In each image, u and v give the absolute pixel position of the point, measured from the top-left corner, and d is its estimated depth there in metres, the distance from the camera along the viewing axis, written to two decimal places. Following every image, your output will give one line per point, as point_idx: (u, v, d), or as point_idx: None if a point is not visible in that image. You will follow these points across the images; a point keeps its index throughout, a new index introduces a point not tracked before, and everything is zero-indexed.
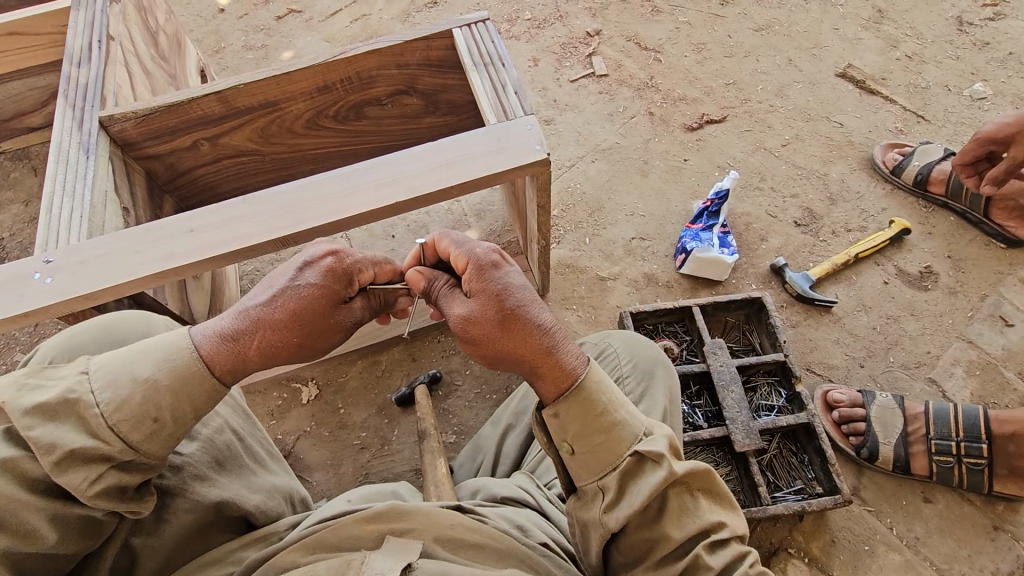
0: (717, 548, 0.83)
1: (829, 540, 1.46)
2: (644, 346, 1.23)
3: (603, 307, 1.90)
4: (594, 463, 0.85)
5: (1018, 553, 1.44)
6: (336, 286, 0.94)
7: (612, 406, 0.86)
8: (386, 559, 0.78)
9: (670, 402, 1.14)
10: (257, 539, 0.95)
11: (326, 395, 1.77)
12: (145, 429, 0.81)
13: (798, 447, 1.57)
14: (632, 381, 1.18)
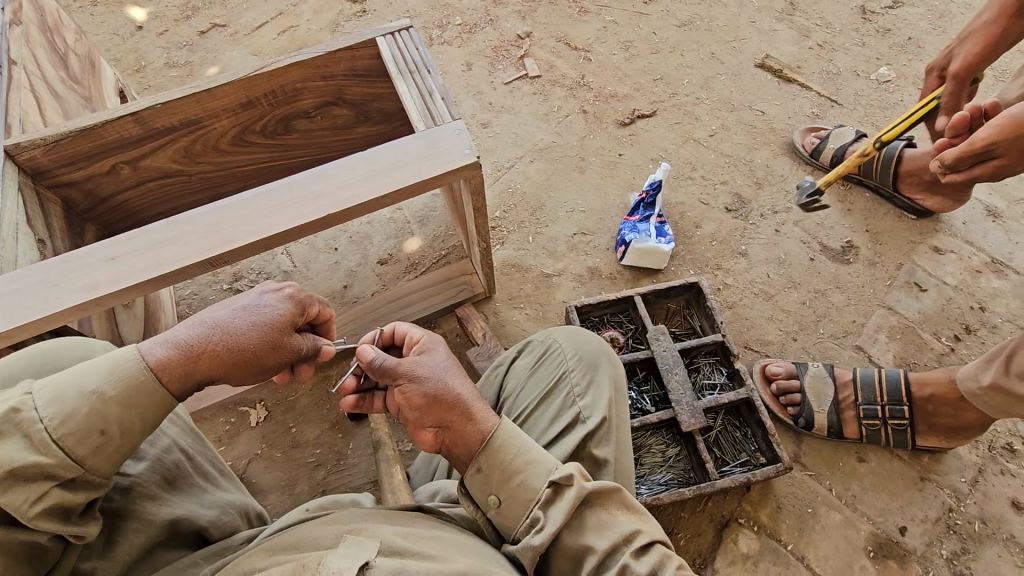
0: (642, 554, 0.87)
1: (775, 507, 1.54)
2: (587, 339, 1.26)
3: (551, 303, 1.94)
4: (517, 503, 0.89)
5: (943, 500, 1.55)
6: (297, 312, 1.00)
7: (524, 450, 0.90)
8: (343, 558, 0.76)
9: (613, 392, 1.18)
10: (211, 554, 0.92)
11: (276, 415, 1.73)
12: (91, 443, 0.78)
13: (741, 422, 1.64)
14: (578, 373, 1.20)
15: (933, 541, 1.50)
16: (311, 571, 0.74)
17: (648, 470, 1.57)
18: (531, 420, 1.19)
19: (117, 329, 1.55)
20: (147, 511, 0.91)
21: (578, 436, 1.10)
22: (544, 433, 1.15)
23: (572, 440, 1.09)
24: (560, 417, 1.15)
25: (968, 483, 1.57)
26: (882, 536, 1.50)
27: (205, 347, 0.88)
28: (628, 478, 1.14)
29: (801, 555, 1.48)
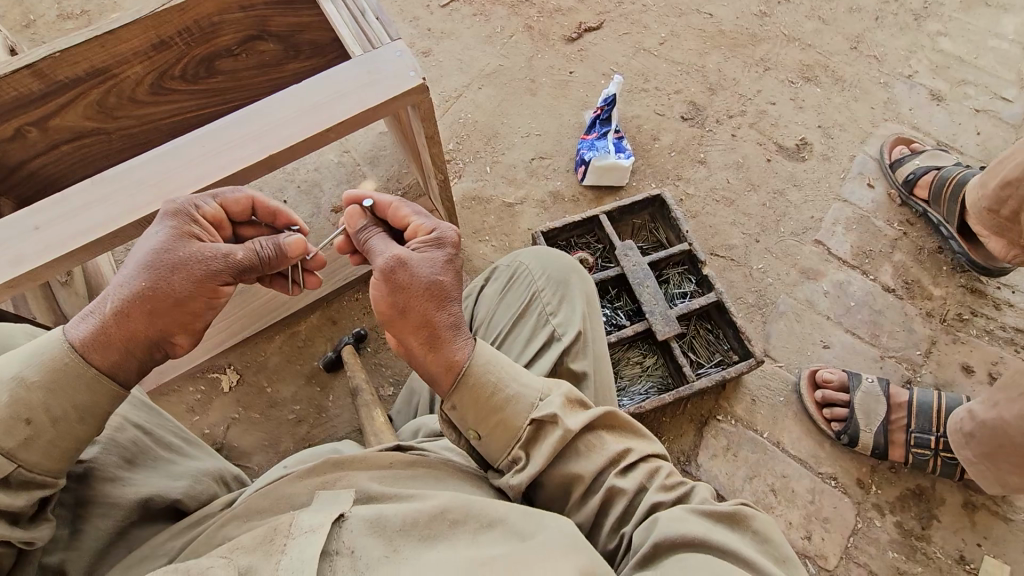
0: (631, 468, 0.88)
1: (749, 401, 1.61)
2: (555, 258, 1.25)
3: (516, 233, 1.90)
4: (500, 439, 0.86)
5: (900, 372, 1.66)
6: (179, 225, 0.89)
7: (501, 385, 0.86)
8: (315, 515, 0.73)
9: (588, 306, 1.18)
10: (184, 526, 0.86)
11: (247, 378, 1.69)
12: (19, 434, 0.74)
13: (712, 325, 1.68)
14: (548, 292, 1.19)
15: None
16: (283, 535, 0.69)
17: (627, 382, 1.61)
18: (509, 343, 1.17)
19: (58, 306, 1.46)
20: (107, 495, 0.85)
21: (555, 352, 1.09)
22: (522, 355, 1.13)
23: (550, 357, 1.08)
24: (535, 336, 1.14)
25: (922, 355, 1.68)
26: None
27: (114, 304, 0.81)
28: (608, 387, 1.14)
29: (776, 441, 1.56)
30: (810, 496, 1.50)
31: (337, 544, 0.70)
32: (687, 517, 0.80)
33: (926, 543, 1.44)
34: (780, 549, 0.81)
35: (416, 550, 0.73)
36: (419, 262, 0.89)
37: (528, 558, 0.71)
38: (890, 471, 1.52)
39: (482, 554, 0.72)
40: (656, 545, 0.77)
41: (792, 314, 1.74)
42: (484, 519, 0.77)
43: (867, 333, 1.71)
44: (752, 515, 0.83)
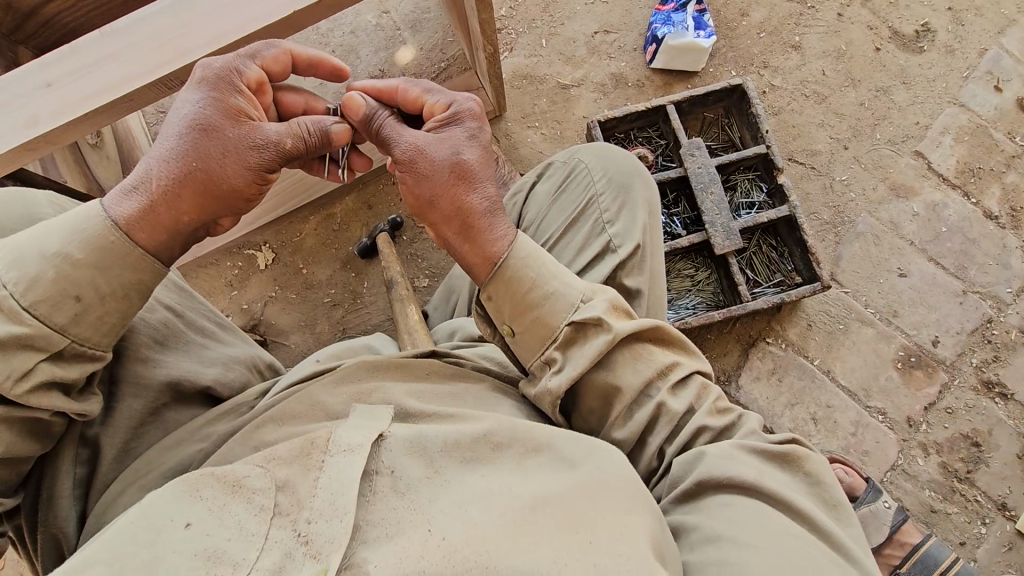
0: (677, 387, 0.81)
1: (806, 325, 1.50)
2: (617, 155, 1.09)
3: (569, 120, 1.70)
4: (536, 338, 0.78)
5: (983, 310, 1.49)
6: (224, 91, 0.77)
7: (541, 279, 0.77)
8: (355, 432, 0.70)
9: (649, 215, 1.04)
10: (224, 412, 0.84)
11: (283, 257, 1.65)
12: (68, 310, 0.69)
13: (777, 241, 1.52)
14: (607, 197, 1.05)
15: (964, 351, 1.47)
16: (320, 451, 0.67)
17: (675, 296, 1.50)
18: (555, 250, 1.05)
19: (88, 171, 1.42)
20: (139, 376, 0.82)
21: (608, 266, 0.98)
22: (570, 264, 1.02)
23: (602, 270, 0.98)
24: (588, 245, 1.02)
25: (1012, 293, 1.50)
26: (913, 347, 1.48)
27: (158, 181, 0.73)
28: (661, 308, 1.05)
29: (826, 370, 1.47)
30: (852, 429, 1.43)
31: (376, 463, 0.68)
32: (737, 457, 0.75)
33: (967, 486, 1.39)
34: (833, 492, 0.75)
35: (457, 473, 0.69)
36: (437, 144, 0.80)
37: (577, 495, 0.67)
38: (945, 412, 1.43)
39: (529, 484, 0.69)
40: (699, 483, 0.75)
41: (871, 235, 1.55)
42: (529, 445, 0.73)
43: (953, 264, 1.53)
44: (805, 455, 0.78)
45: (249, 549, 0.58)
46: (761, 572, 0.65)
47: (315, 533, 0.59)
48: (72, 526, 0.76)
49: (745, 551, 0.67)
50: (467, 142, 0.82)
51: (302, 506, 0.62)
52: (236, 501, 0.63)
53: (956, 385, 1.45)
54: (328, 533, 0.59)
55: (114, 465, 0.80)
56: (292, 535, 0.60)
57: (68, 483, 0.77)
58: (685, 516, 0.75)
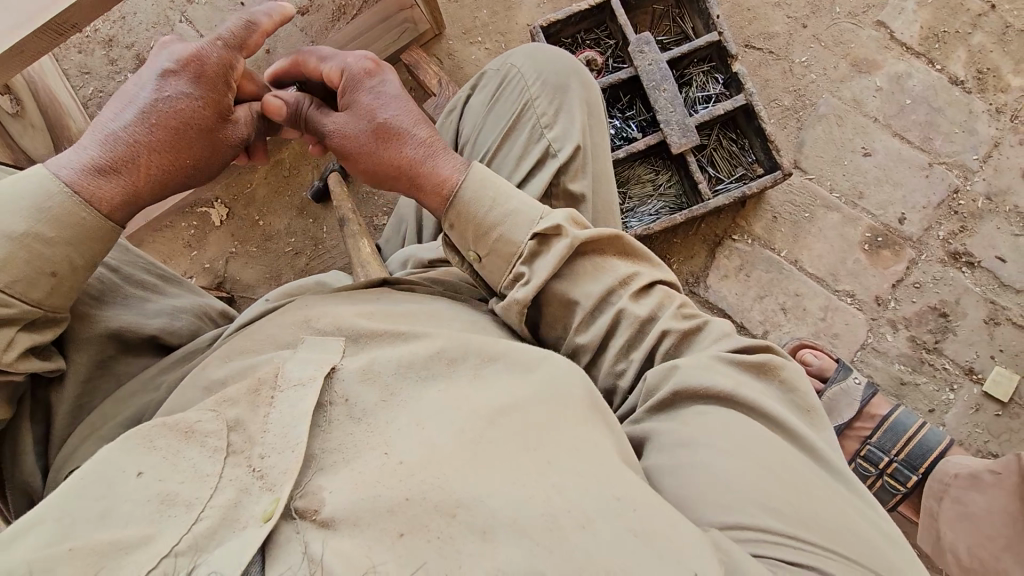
0: (642, 295, 0.79)
1: (770, 218, 1.48)
2: (548, 54, 1.02)
3: (513, 31, 1.60)
4: (499, 258, 0.77)
5: (949, 182, 1.47)
6: (218, 89, 0.77)
7: (499, 199, 0.77)
8: (304, 363, 0.67)
9: (588, 115, 1.00)
10: (177, 360, 0.83)
11: (238, 211, 1.61)
12: (44, 286, 0.68)
13: (737, 134, 1.47)
14: (543, 102, 1.00)
15: (931, 225, 1.46)
16: (270, 387, 0.64)
17: (637, 203, 1.47)
18: (495, 164, 1.00)
19: (12, 142, 1.34)
20: (78, 332, 0.80)
21: (549, 174, 0.95)
22: (511, 177, 0.97)
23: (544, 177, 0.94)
24: (527, 153, 0.98)
25: (979, 160, 1.47)
26: (879, 227, 1.46)
27: (149, 171, 0.73)
28: (610, 211, 1.02)
29: (794, 260, 1.47)
30: (822, 314, 1.45)
31: (331, 394, 0.65)
32: (715, 369, 0.72)
33: (935, 356, 1.41)
34: (806, 400, 0.73)
35: (415, 391, 0.66)
36: (352, 117, 0.82)
37: (540, 402, 0.64)
38: (913, 287, 1.44)
39: (489, 394, 0.65)
40: (676, 394, 0.72)
41: (833, 117, 1.50)
42: (486, 355, 0.69)
43: (918, 137, 1.49)
44: (782, 364, 0.75)
45: (202, 488, 0.56)
46: (738, 478, 0.64)
47: (271, 470, 0.58)
48: (39, 479, 0.78)
49: (721, 458, 0.66)
50: (397, 101, 0.82)
51: (254, 442, 0.60)
52: (189, 446, 0.59)
53: (923, 260, 1.45)
54: (281, 463, 0.58)
55: (70, 420, 0.80)
56: (246, 471, 0.58)
57: (29, 439, 0.78)
58: (659, 423, 0.73)
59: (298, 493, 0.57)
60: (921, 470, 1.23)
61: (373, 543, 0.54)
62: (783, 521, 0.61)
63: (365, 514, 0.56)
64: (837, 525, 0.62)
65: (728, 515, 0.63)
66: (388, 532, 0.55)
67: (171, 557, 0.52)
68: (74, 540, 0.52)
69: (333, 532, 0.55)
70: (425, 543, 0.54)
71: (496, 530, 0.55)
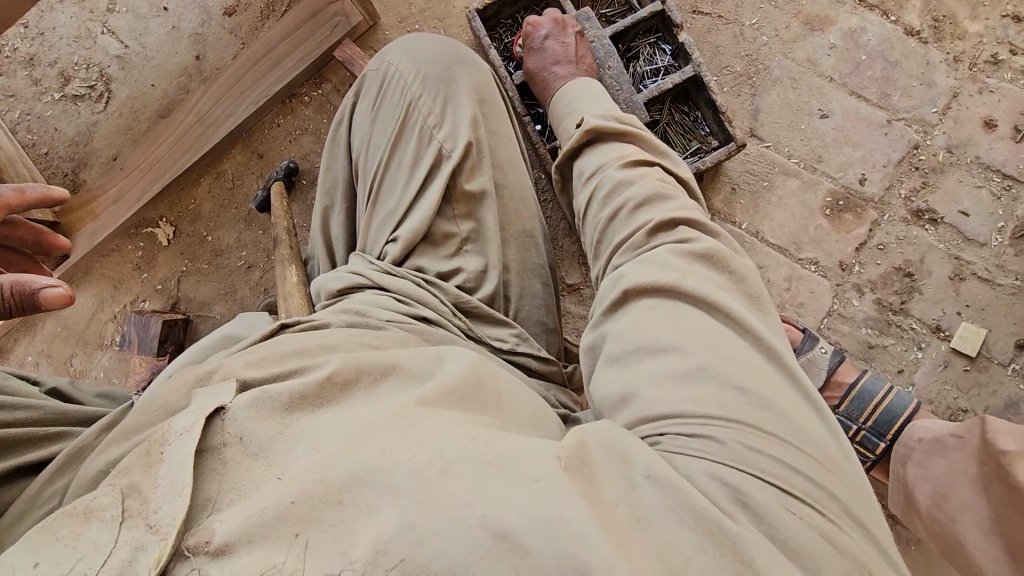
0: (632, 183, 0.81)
1: (730, 190, 1.45)
2: (426, 50, 1.00)
3: (451, 15, 1.53)
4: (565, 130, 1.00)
5: (909, 138, 1.43)
6: None
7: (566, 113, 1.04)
8: (189, 411, 0.59)
9: (478, 106, 0.97)
10: (60, 466, 0.70)
11: (184, 229, 1.56)
12: None
13: (690, 106, 1.43)
14: (428, 98, 0.96)
15: (892, 185, 1.43)
16: (159, 444, 0.57)
17: None
18: (391, 170, 0.96)
19: None
20: None
21: (445, 174, 0.91)
22: (409, 182, 0.94)
23: (441, 178, 0.91)
24: (421, 157, 0.94)
25: (937, 113, 1.43)
26: (840, 190, 1.43)
27: None
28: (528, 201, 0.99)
29: (755, 231, 1.44)
30: (787, 284, 1.43)
31: (219, 436, 0.57)
32: (665, 264, 0.70)
33: (902, 317, 1.40)
34: (750, 290, 0.70)
35: (313, 418, 0.59)
36: None
37: (434, 407, 0.59)
38: (877, 249, 1.42)
39: (384, 406, 0.60)
40: (625, 293, 0.70)
41: (788, 80, 1.45)
42: (377, 370, 0.64)
43: (875, 94, 1.44)
44: (729, 257, 0.71)
45: (96, 557, 0.50)
46: (673, 372, 0.62)
47: (163, 520, 0.51)
48: None
49: (660, 356, 0.64)
50: None
51: (150, 500, 0.53)
52: (89, 527, 0.53)
53: (886, 221, 1.42)
54: (171, 511, 0.51)
55: None
56: (143, 529, 0.51)
57: None
58: (609, 323, 0.72)
59: (189, 531, 0.51)
60: (887, 438, 1.22)
61: (273, 550, 0.49)
62: (707, 408, 0.59)
63: (258, 527, 0.50)
64: (776, 417, 0.59)
65: (654, 408, 0.61)
66: (283, 536, 0.50)
67: None
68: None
69: (229, 558, 0.49)
70: (319, 532, 0.50)
71: (379, 497, 0.51)
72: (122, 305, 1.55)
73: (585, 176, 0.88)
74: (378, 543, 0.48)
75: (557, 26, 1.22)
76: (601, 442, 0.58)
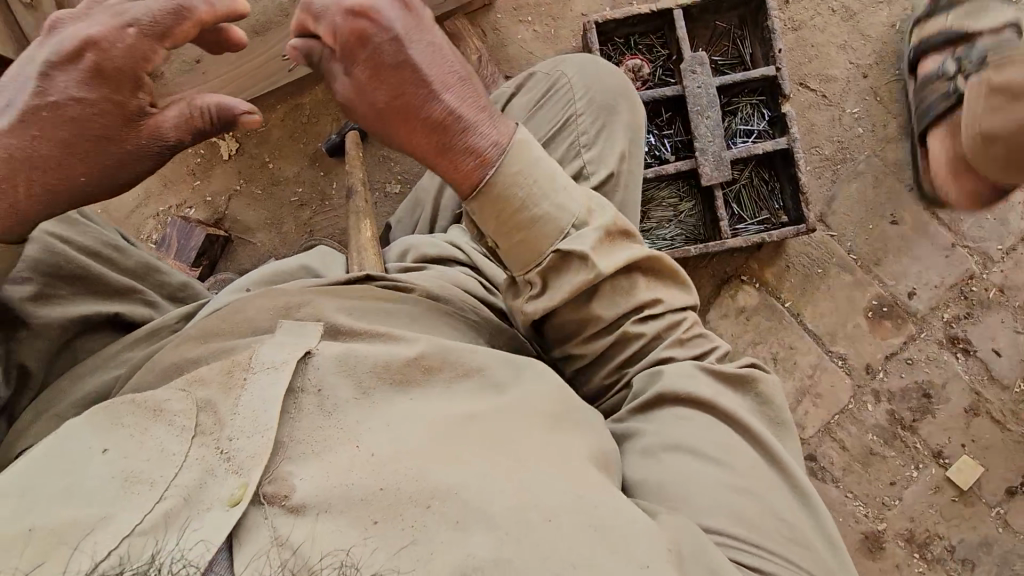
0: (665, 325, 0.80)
1: (783, 266, 1.46)
2: (603, 73, 0.98)
3: (566, 18, 1.52)
4: (538, 238, 0.72)
5: (967, 266, 1.45)
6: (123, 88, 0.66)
7: (530, 200, 0.70)
8: (279, 346, 0.63)
9: (630, 145, 0.95)
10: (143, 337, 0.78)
11: (249, 149, 1.55)
12: None
13: (770, 176, 1.43)
14: (587, 120, 0.95)
15: (937, 306, 1.45)
16: (242, 368, 0.60)
17: (654, 225, 1.43)
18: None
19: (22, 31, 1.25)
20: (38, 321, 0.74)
21: None
22: None
23: None
24: (559, 169, 0.93)
25: (1002, 250, 1.45)
26: (888, 297, 1.45)
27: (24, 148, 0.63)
28: None
29: (796, 313, 1.46)
30: (810, 371, 1.45)
31: (303, 380, 0.61)
32: (696, 377, 0.77)
33: (909, 433, 1.43)
34: (778, 412, 0.80)
35: (390, 395, 0.64)
36: (426, 60, 0.66)
37: (496, 420, 0.65)
38: (904, 362, 1.44)
39: (453, 404, 0.65)
40: (660, 396, 0.77)
41: (870, 177, 1.47)
42: (459, 367, 0.69)
43: (948, 215, 1.46)
44: (762, 377, 0.81)
45: (168, 467, 0.53)
46: (711, 488, 0.70)
47: (239, 441, 0.55)
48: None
49: (697, 461, 0.72)
50: (406, 68, 0.66)
51: (223, 424, 0.56)
52: (157, 425, 0.57)
53: (922, 338, 1.44)
54: (248, 447, 0.55)
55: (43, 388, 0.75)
56: (215, 454, 0.54)
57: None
58: (642, 422, 0.78)
59: (267, 476, 0.54)
60: None
61: (348, 527, 0.53)
62: (743, 528, 0.67)
63: (338, 501, 0.54)
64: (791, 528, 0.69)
65: (707, 518, 0.68)
66: (364, 517, 0.54)
67: (133, 538, 0.48)
68: (34, 519, 0.48)
69: (305, 515, 0.53)
70: (398, 528, 0.53)
71: (470, 518, 0.54)
72: (167, 207, 1.55)
73: (610, 314, 0.78)
74: (462, 568, 0.52)
75: (352, 43, 0.66)
76: (693, 545, 0.61)
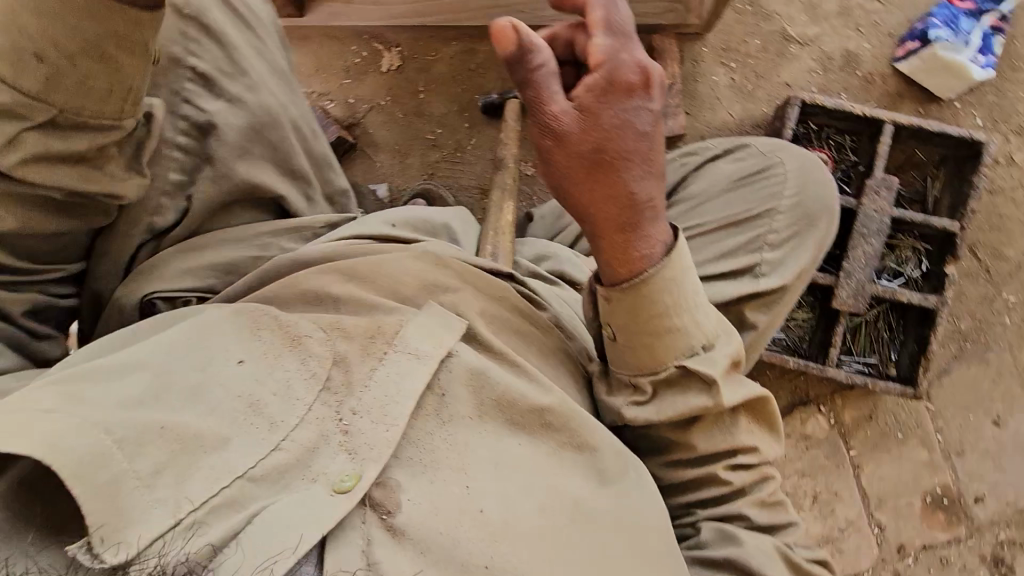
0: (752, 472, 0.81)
1: (865, 414, 1.40)
2: (818, 178, 0.94)
3: (768, 79, 1.43)
4: (658, 349, 0.74)
5: None
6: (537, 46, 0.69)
7: (671, 312, 0.73)
8: (426, 337, 0.64)
9: (810, 261, 0.92)
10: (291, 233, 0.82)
11: (408, 70, 1.52)
12: (35, 70, 0.59)
13: (897, 324, 1.36)
14: (783, 219, 0.92)
15: (998, 521, 1.37)
16: (385, 343, 0.63)
17: None
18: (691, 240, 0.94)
19: None
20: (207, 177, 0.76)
21: (738, 292, 0.90)
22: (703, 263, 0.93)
23: (736, 292, 0.89)
24: (732, 255, 0.93)
25: None
26: (953, 491, 1.38)
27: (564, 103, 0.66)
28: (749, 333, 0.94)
29: (856, 464, 1.40)
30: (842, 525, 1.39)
31: (437, 380, 0.63)
32: (770, 558, 0.76)
33: None
34: None
35: (502, 431, 0.64)
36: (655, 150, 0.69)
37: (595, 513, 0.64)
38: (939, 561, 1.37)
39: (560, 476, 0.65)
40: (726, 560, 0.76)
41: (994, 369, 1.38)
42: (574, 441, 0.68)
43: None
44: None
45: (288, 412, 0.56)
46: None
47: (360, 416, 0.58)
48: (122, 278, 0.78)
49: None
50: (642, 143, 0.68)
51: (350, 394, 0.59)
52: (286, 357, 0.60)
53: (967, 546, 1.37)
54: (366, 433, 0.57)
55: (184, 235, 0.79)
56: (331, 417, 0.58)
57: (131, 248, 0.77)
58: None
59: (379, 482, 0.56)
60: None
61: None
62: None
63: (433, 546, 0.55)
64: None
65: None
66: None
67: (243, 479, 0.52)
68: (165, 415, 0.52)
69: (401, 546, 0.55)
70: None
71: None
72: (309, 90, 1.53)
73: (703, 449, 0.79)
74: None
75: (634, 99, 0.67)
76: None
